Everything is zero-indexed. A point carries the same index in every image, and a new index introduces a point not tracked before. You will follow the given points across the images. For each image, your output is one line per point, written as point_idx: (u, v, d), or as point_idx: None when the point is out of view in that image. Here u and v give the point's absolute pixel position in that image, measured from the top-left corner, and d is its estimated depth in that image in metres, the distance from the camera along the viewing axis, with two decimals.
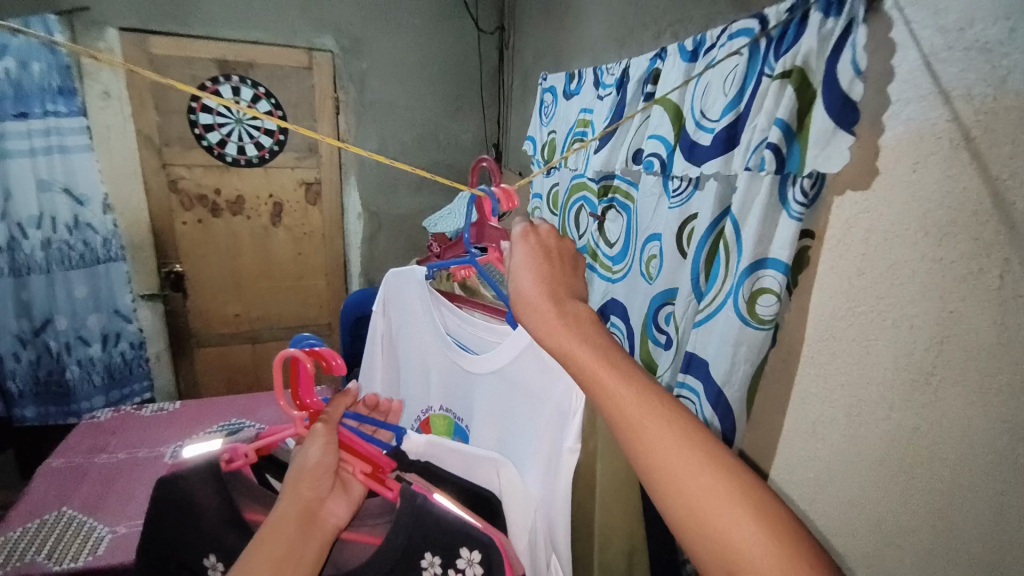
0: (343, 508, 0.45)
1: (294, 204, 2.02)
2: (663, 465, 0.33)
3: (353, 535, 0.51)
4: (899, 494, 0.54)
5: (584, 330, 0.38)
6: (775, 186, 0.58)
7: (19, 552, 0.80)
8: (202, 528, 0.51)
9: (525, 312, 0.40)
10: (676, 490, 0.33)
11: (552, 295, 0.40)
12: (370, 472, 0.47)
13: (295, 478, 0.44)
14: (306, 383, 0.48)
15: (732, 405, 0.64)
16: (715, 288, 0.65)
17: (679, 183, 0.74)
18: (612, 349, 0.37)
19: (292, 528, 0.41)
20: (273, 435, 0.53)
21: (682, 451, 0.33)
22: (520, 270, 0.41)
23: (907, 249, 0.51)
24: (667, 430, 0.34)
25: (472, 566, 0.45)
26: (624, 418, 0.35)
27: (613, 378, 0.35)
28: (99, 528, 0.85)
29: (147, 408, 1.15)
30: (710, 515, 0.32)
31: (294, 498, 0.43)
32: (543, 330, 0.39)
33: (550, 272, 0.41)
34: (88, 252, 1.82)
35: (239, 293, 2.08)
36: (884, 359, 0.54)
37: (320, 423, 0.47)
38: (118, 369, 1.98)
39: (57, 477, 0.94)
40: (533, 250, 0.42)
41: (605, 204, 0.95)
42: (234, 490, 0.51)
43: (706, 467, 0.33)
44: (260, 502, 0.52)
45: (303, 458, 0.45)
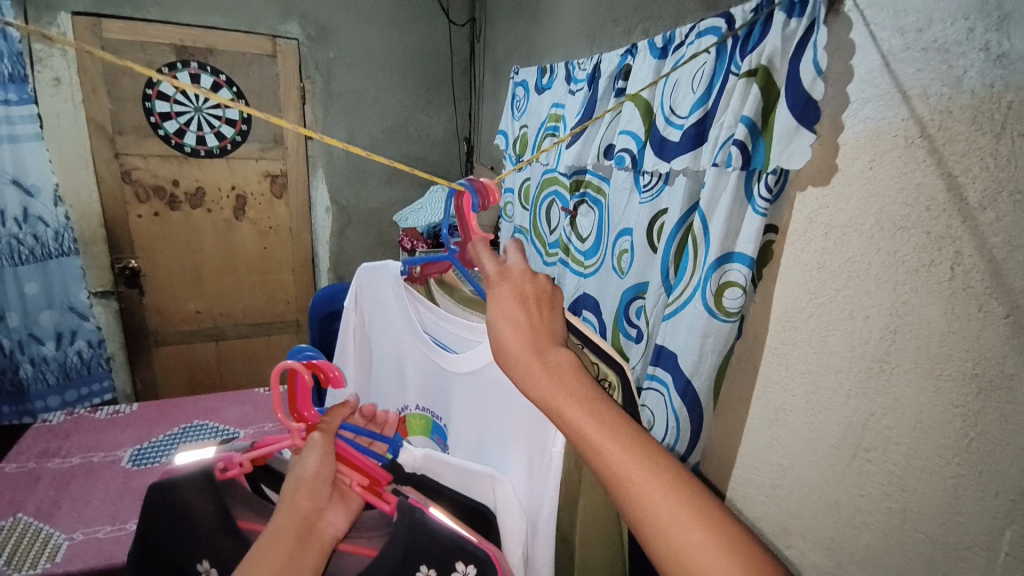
0: (341, 519, 0.45)
1: (259, 197, 1.96)
2: (655, 518, 0.33)
3: (349, 546, 0.50)
4: (855, 476, 0.57)
5: (567, 380, 0.37)
6: (741, 180, 0.60)
7: None
8: (200, 534, 0.50)
9: (506, 361, 0.39)
10: (658, 534, 0.32)
11: (531, 346, 0.39)
12: (368, 485, 0.47)
13: (293, 489, 0.44)
14: (304, 396, 0.48)
15: (700, 394, 0.67)
16: (683, 282, 0.67)
17: (650, 178, 0.75)
18: (596, 398, 0.36)
19: (290, 542, 0.41)
20: (268, 446, 0.51)
21: (669, 501, 0.33)
22: (501, 320, 0.40)
23: (864, 243, 0.54)
24: (656, 482, 0.33)
25: None
26: (610, 471, 0.34)
27: (598, 431, 0.35)
28: (56, 535, 0.81)
29: (102, 410, 1.09)
30: (696, 563, 0.31)
31: (293, 511, 0.42)
32: (525, 380, 0.38)
33: (530, 317, 0.40)
34: (39, 247, 1.68)
35: (200, 289, 2.01)
36: (843, 349, 0.57)
37: (318, 432, 0.47)
38: (74, 368, 1.85)
39: (9, 482, 0.89)
40: (511, 294, 0.41)
41: (577, 198, 0.96)
42: (227, 499, 0.50)
43: (689, 512, 0.32)
44: (255, 510, 0.51)
45: (300, 469, 0.45)
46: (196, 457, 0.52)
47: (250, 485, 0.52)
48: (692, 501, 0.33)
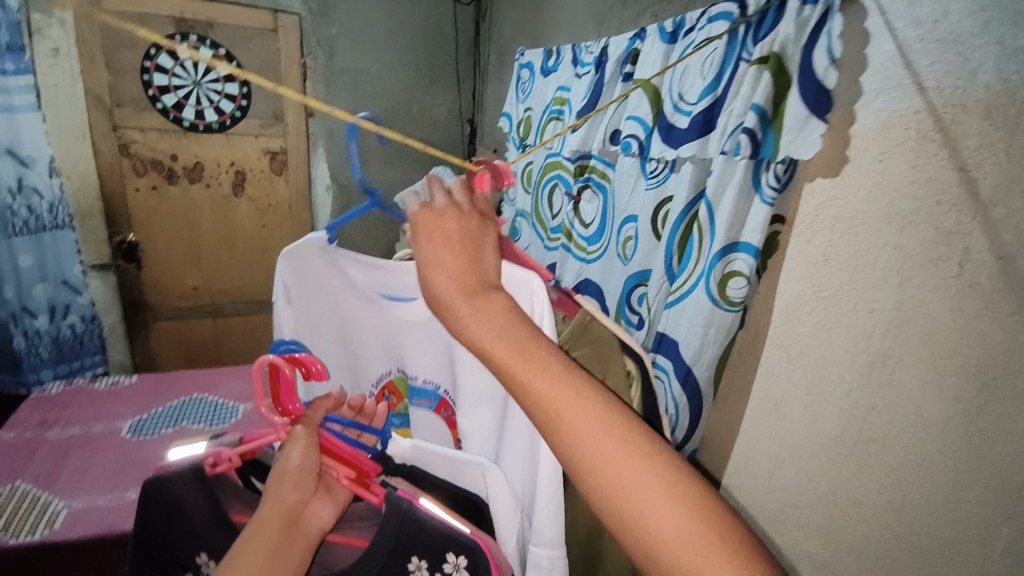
0: (327, 511, 0.47)
1: (258, 174, 1.94)
2: (585, 452, 0.34)
3: (339, 537, 0.51)
4: (853, 468, 0.57)
5: (497, 323, 0.38)
6: (749, 170, 0.59)
7: None
8: (193, 525, 0.51)
9: (437, 309, 0.40)
10: (588, 466, 0.34)
11: (460, 290, 0.39)
12: (355, 477, 0.48)
13: (278, 481, 0.45)
14: (286, 390, 0.48)
15: (701, 383, 0.67)
16: (687, 271, 0.66)
17: (657, 165, 0.74)
18: (525, 339, 0.37)
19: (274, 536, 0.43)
20: (256, 441, 0.52)
21: (597, 434, 0.34)
22: (425, 268, 0.41)
23: (872, 236, 0.53)
24: (586, 415, 0.35)
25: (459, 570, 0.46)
26: (540, 409, 0.35)
27: (527, 370, 0.36)
28: (55, 503, 0.81)
29: (101, 382, 1.10)
30: (622, 490, 0.33)
31: (277, 503, 0.44)
32: (458, 328, 0.39)
33: (455, 260, 0.41)
34: (33, 218, 1.71)
35: (199, 265, 2.00)
36: (846, 343, 0.57)
37: (301, 426, 0.47)
38: (67, 342, 1.88)
39: (6, 452, 0.90)
40: (435, 239, 0.42)
41: (581, 184, 0.94)
42: (218, 492, 0.50)
43: (617, 441, 0.34)
44: (246, 503, 0.50)
45: (284, 460, 0.46)
46: (188, 453, 0.53)
47: (242, 480, 0.52)
48: (619, 433, 0.34)
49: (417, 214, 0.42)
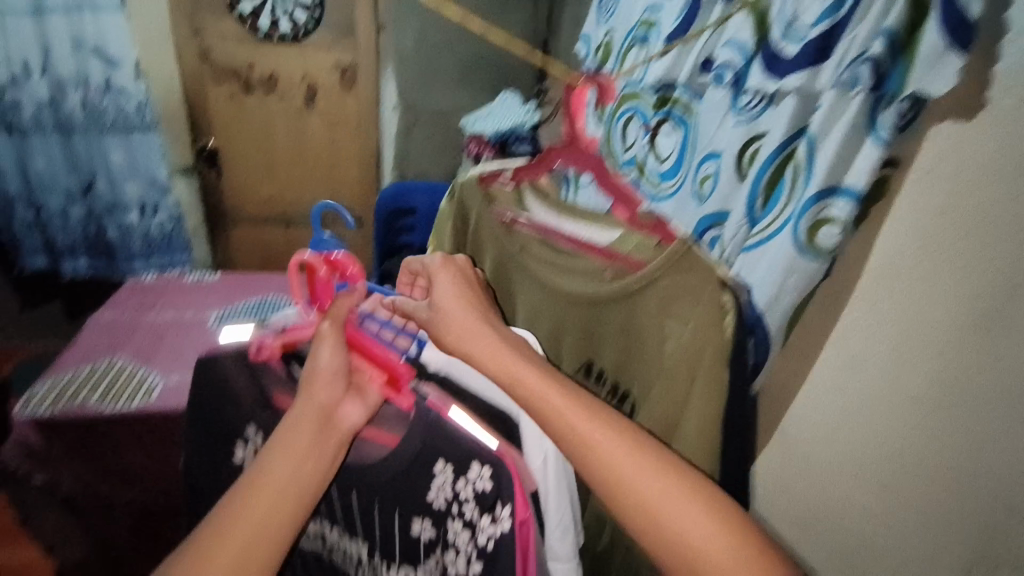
0: (358, 412, 0.52)
1: (329, 89, 1.96)
2: (620, 476, 0.45)
3: (373, 433, 0.56)
4: (933, 427, 0.56)
5: (515, 353, 0.51)
6: (866, 107, 0.54)
7: (84, 391, 1.07)
8: (244, 401, 0.61)
9: (461, 339, 0.52)
10: (625, 487, 0.45)
11: (480, 322, 0.53)
12: (387, 381, 0.53)
13: (310, 381, 0.51)
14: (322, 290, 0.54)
15: (770, 331, 0.64)
16: (773, 213, 0.62)
17: (751, 98, 0.63)
18: (556, 378, 0.49)
19: (310, 427, 0.50)
20: (295, 333, 0.56)
21: (629, 459, 0.45)
22: (451, 304, 0.54)
23: (1003, 188, 0.49)
24: (617, 446, 0.46)
25: (482, 479, 0.50)
26: (583, 442, 0.46)
27: (569, 408, 0.47)
28: (149, 377, 1.12)
29: (189, 278, 1.46)
30: (651, 503, 0.44)
31: (313, 402, 0.50)
32: (483, 356, 0.51)
33: (470, 298, 0.55)
34: (122, 117, 1.86)
35: (273, 176, 2.10)
36: (948, 300, 0.54)
37: (328, 322, 0.52)
38: (156, 237, 2.05)
39: (116, 326, 1.25)
40: (455, 281, 0.56)
41: (661, 116, 0.85)
42: (264, 378, 0.58)
43: (644, 464, 0.45)
44: (287, 390, 0.58)
45: (315, 362, 0.51)
46: (235, 337, 0.61)
47: (283, 366, 0.57)
48: (645, 457, 0.46)
49: (441, 264, 0.56)
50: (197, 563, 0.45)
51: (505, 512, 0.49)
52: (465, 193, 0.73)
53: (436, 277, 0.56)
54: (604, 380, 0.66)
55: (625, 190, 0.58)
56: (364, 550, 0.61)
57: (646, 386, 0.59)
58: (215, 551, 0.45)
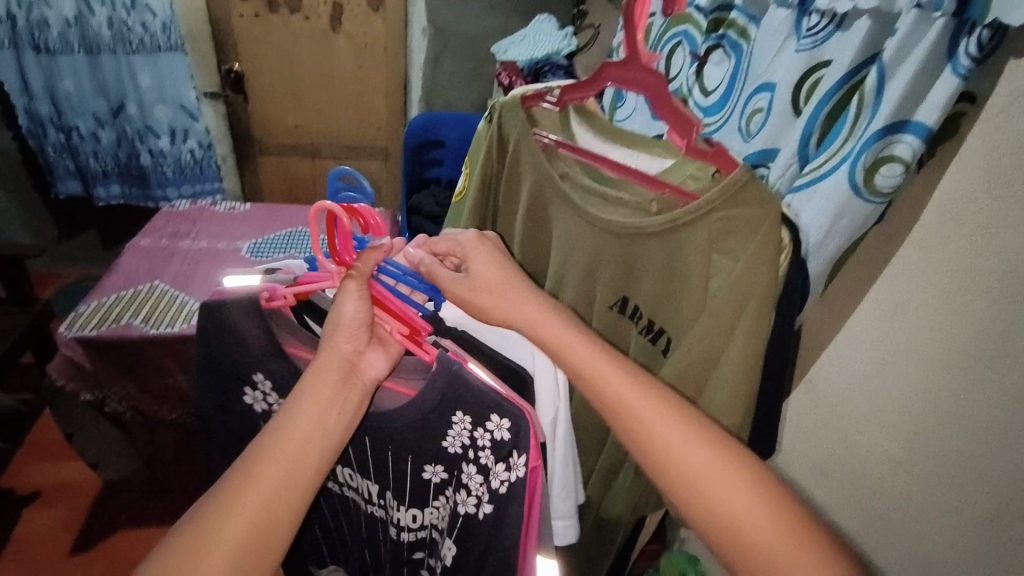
0: (381, 361, 0.55)
1: (356, 9, 1.89)
2: (664, 439, 0.49)
3: (393, 384, 0.60)
4: (965, 380, 0.55)
5: (566, 327, 0.54)
6: (946, 34, 0.49)
7: (128, 313, 1.16)
8: (249, 351, 0.60)
9: (508, 311, 0.56)
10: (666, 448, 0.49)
11: (525, 293, 0.57)
12: (407, 334, 0.55)
13: (334, 331, 0.53)
14: (343, 240, 0.55)
15: (811, 279, 0.61)
16: (829, 151, 0.58)
17: (818, 20, 0.60)
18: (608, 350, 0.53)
19: (335, 376, 0.52)
20: (308, 283, 0.59)
21: (673, 425, 0.50)
22: (492, 277, 0.57)
23: None
24: (664, 413, 0.50)
25: (500, 429, 0.53)
26: (629, 406, 0.50)
27: (618, 377, 0.51)
28: (187, 302, 1.20)
29: (221, 207, 1.53)
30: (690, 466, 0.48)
31: (336, 352, 0.53)
32: (536, 327, 0.55)
33: (509, 270, 0.58)
34: (148, 37, 1.82)
35: (300, 103, 2.07)
36: (1003, 251, 0.51)
37: (353, 278, 0.54)
38: (187, 165, 2.06)
39: (154, 253, 1.33)
40: (494, 255, 0.58)
41: (711, 43, 0.78)
42: (273, 325, 0.59)
43: (687, 431, 0.49)
44: (299, 338, 0.60)
45: (339, 313, 0.53)
46: (244, 283, 0.63)
47: (296, 317, 0.62)
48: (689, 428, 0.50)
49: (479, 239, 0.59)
50: (222, 505, 0.46)
51: (520, 461, 0.53)
52: (505, 116, 0.69)
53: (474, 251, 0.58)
54: (639, 317, 0.67)
55: (681, 114, 0.54)
56: (375, 488, 0.63)
57: (686, 317, 0.61)
58: (244, 489, 0.47)
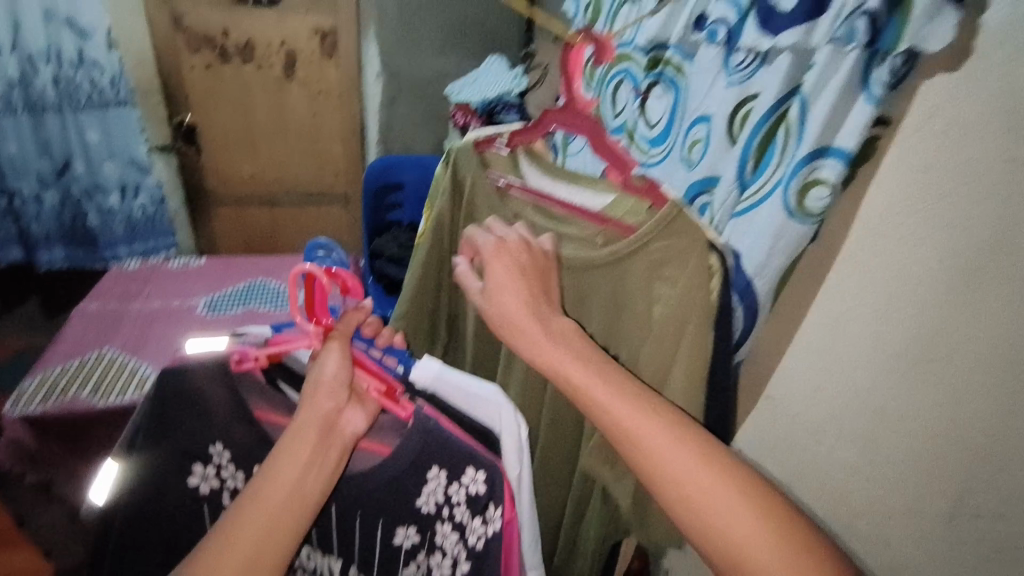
0: (359, 418, 0.53)
1: (309, 56, 1.91)
2: (654, 457, 0.48)
3: (368, 444, 0.59)
4: (907, 387, 0.58)
5: (564, 344, 0.52)
6: (860, 63, 0.52)
7: (80, 385, 1.12)
8: (211, 418, 0.59)
9: (515, 334, 0.53)
10: (657, 466, 0.48)
11: (535, 314, 0.53)
12: (383, 391, 0.54)
13: (313, 390, 0.52)
14: (321, 301, 0.54)
15: (760, 296, 0.65)
16: (763, 178, 0.62)
17: (744, 55, 0.63)
18: (595, 360, 0.51)
19: (313, 434, 0.51)
20: (281, 344, 0.57)
21: (663, 436, 0.48)
22: (507, 291, 0.54)
23: (987, 146, 0.49)
24: (655, 426, 0.48)
25: (476, 482, 0.54)
26: (618, 424, 0.48)
27: (606, 390, 0.49)
28: (145, 368, 1.16)
29: (174, 263, 1.50)
30: (683, 479, 0.47)
31: (318, 409, 0.51)
32: (534, 347, 0.52)
33: (528, 289, 0.55)
34: (96, 93, 1.88)
35: (254, 152, 2.05)
36: (928, 260, 0.54)
37: (335, 340, 0.54)
38: (139, 221, 2.10)
39: (105, 316, 1.29)
40: (511, 271, 0.56)
41: (651, 79, 0.84)
42: (242, 386, 0.58)
43: (676, 443, 0.48)
44: (268, 403, 0.60)
45: (320, 370, 0.52)
46: (207, 347, 0.59)
47: (268, 378, 0.60)
48: (678, 435, 0.48)
49: (501, 249, 0.57)
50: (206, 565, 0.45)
51: (495, 513, 0.53)
52: (460, 159, 0.72)
53: (493, 264, 0.56)
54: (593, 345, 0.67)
55: (619, 153, 0.59)
56: (338, 564, 0.62)
57: (636, 349, 0.61)
58: (222, 554, 0.46)
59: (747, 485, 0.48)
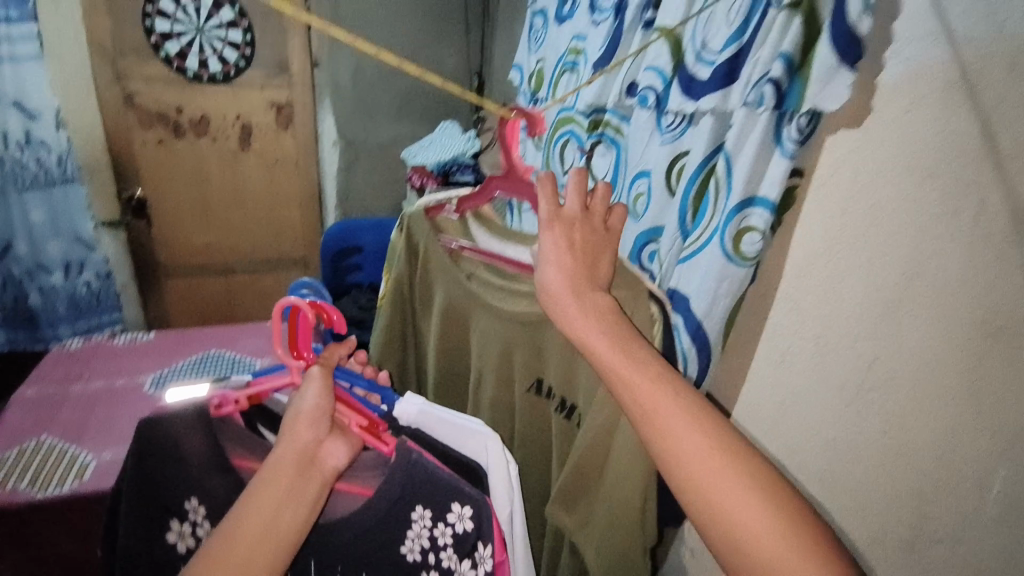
0: (341, 452, 0.52)
1: (265, 128, 1.95)
2: (671, 445, 0.45)
3: (347, 486, 0.59)
4: (857, 413, 0.61)
5: (603, 320, 0.49)
6: (771, 124, 0.57)
7: (16, 476, 1.05)
8: (190, 471, 0.58)
9: (551, 303, 0.51)
10: (675, 453, 0.44)
11: (574, 292, 0.50)
12: (366, 426, 0.54)
13: (294, 419, 0.51)
14: (304, 333, 0.55)
15: (710, 337, 0.66)
16: (701, 226, 0.65)
17: (673, 117, 0.69)
18: (623, 336, 0.48)
19: (290, 471, 0.49)
20: (262, 384, 0.57)
21: (681, 420, 0.45)
22: (549, 266, 0.51)
23: (893, 189, 0.54)
24: (673, 409, 0.45)
25: (462, 519, 0.53)
26: (637, 403, 0.46)
27: (626, 366, 0.47)
28: (84, 456, 1.10)
29: (120, 339, 1.43)
30: (698, 472, 0.44)
31: (294, 443, 0.50)
32: (568, 319, 0.49)
33: (573, 264, 0.51)
34: (42, 172, 1.76)
35: (208, 223, 2.05)
36: (855, 294, 0.58)
37: (318, 368, 0.53)
38: (84, 300, 1.96)
39: (42, 402, 1.21)
40: (559, 245, 0.51)
41: (594, 139, 0.89)
42: (220, 434, 0.58)
43: (694, 429, 0.45)
44: (247, 449, 0.60)
45: (299, 402, 0.52)
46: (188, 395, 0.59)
47: (247, 422, 0.60)
48: (698, 423, 0.45)
49: (551, 222, 0.52)
50: None
51: (485, 552, 0.53)
52: (413, 225, 0.72)
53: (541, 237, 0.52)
54: (553, 394, 0.68)
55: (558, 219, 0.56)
56: None
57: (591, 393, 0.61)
58: None
59: (767, 485, 0.44)
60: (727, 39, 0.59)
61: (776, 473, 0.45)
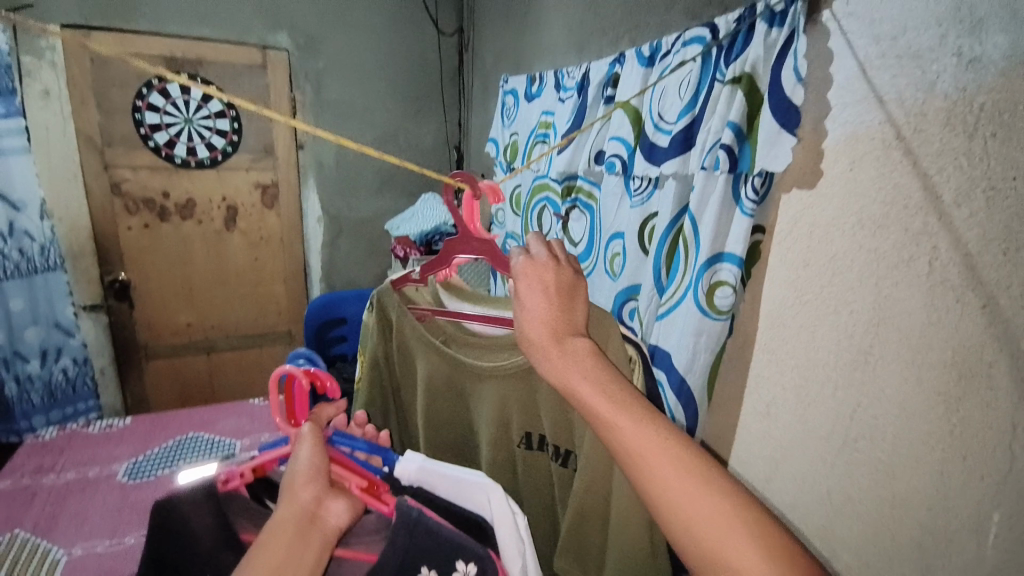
0: (342, 511, 0.49)
1: (250, 208, 2.00)
2: (668, 498, 0.41)
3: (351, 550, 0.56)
4: (845, 465, 0.60)
5: (585, 365, 0.45)
6: (729, 184, 0.61)
7: None
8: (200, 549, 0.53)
9: (531, 351, 0.48)
10: (674, 509, 0.40)
11: (554, 336, 0.47)
12: (365, 487, 0.52)
13: (290, 482, 0.48)
14: (300, 399, 0.56)
15: (695, 391, 0.66)
16: (676, 283, 0.67)
17: (640, 182, 0.74)
18: (608, 382, 0.44)
19: (291, 528, 0.44)
20: (266, 456, 0.56)
21: (676, 473, 0.41)
22: (528, 313, 0.48)
23: (847, 241, 0.57)
24: (667, 459, 0.41)
25: None
26: (629, 454, 0.42)
27: (614, 413, 0.43)
28: (56, 550, 1.04)
29: (96, 426, 1.36)
30: (701, 529, 0.40)
31: (294, 501, 0.46)
32: (550, 367, 0.46)
33: (551, 309, 0.48)
34: (24, 261, 1.72)
35: (192, 302, 2.04)
36: (829, 342, 0.60)
37: (309, 427, 0.53)
38: (59, 387, 1.88)
39: (9, 497, 1.14)
40: (535, 291, 0.49)
41: (568, 204, 0.94)
42: (229, 510, 0.55)
43: (693, 481, 0.41)
44: (255, 523, 0.56)
45: (295, 463, 0.50)
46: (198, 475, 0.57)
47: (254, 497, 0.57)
48: (695, 474, 0.41)
49: (526, 268, 0.50)
50: None
51: None
52: (383, 302, 0.73)
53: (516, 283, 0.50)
54: (547, 444, 0.67)
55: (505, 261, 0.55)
56: None
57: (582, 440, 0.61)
58: None
59: (778, 544, 0.39)
60: (682, 109, 0.65)
61: (786, 529, 0.40)
